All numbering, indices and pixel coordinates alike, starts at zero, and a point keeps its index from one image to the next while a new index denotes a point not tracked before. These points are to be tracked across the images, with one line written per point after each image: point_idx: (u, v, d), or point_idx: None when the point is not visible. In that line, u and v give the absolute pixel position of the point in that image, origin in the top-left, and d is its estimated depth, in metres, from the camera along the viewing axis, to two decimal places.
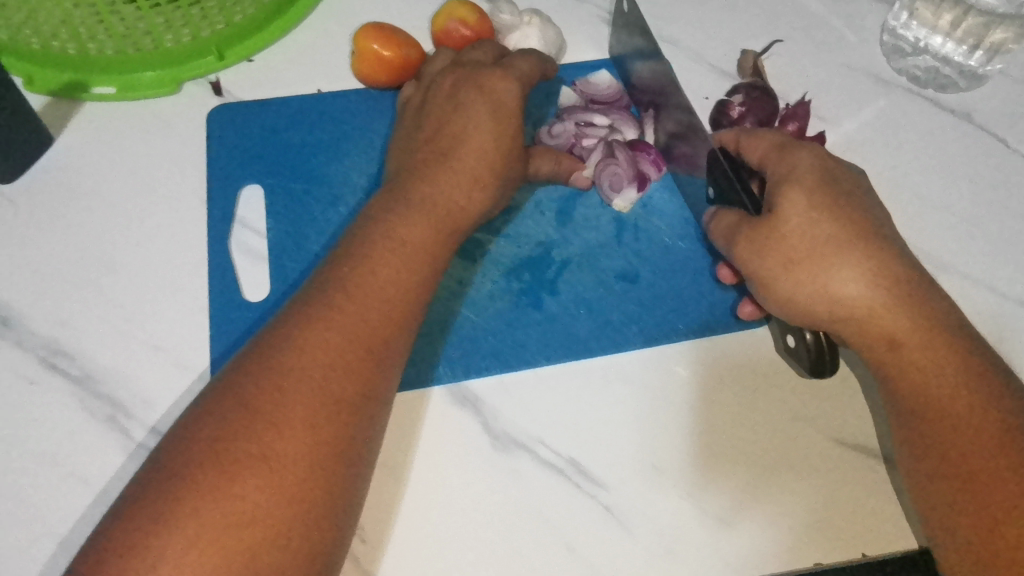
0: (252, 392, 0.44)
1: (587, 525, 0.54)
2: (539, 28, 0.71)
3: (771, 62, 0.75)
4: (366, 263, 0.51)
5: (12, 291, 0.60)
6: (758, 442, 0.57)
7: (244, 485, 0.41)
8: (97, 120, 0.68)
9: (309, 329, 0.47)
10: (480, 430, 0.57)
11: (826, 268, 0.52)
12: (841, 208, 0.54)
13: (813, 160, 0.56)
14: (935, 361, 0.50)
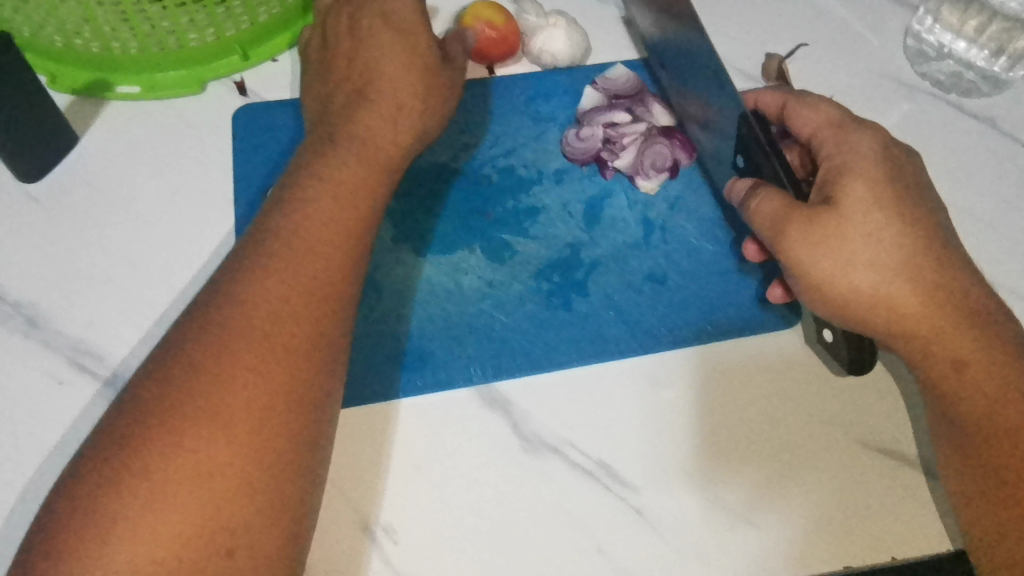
0: (187, 373, 0.43)
1: (617, 528, 0.54)
2: (565, 30, 0.72)
3: (795, 65, 0.75)
4: (320, 245, 0.50)
5: (39, 291, 0.59)
6: (776, 443, 0.57)
7: (178, 476, 0.40)
8: (121, 118, 0.68)
9: (241, 313, 0.46)
10: (445, 428, 0.56)
11: (885, 272, 0.51)
12: (902, 200, 0.52)
13: (873, 150, 0.54)
14: (1000, 381, 0.49)
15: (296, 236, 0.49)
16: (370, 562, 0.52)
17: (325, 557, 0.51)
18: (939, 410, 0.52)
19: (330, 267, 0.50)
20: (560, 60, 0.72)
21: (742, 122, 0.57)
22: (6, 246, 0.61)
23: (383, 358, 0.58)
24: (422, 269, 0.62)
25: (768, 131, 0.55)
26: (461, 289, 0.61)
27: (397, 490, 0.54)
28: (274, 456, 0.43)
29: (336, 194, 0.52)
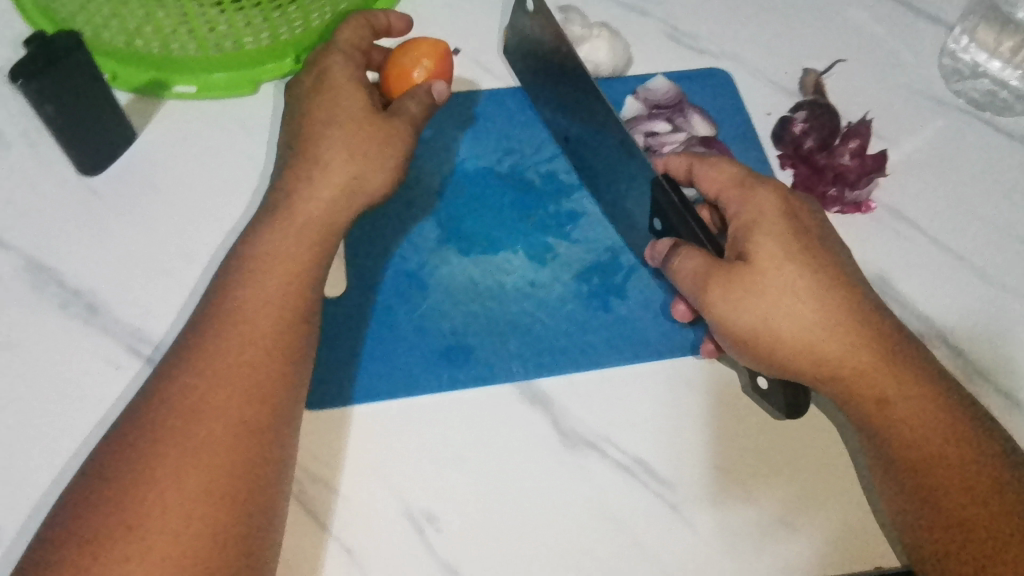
0: (155, 428, 0.46)
1: (654, 524, 0.54)
2: (609, 40, 0.74)
3: (831, 80, 0.77)
4: (267, 292, 0.53)
5: (97, 278, 0.60)
6: (741, 453, 0.57)
7: (156, 521, 0.43)
8: (178, 117, 0.70)
9: (224, 351, 0.50)
10: (392, 441, 0.56)
11: (806, 322, 0.52)
12: (810, 253, 0.54)
13: (777, 202, 0.56)
14: (920, 413, 0.51)
15: (257, 284, 0.53)
16: (414, 548, 0.53)
17: (369, 542, 0.52)
18: (870, 445, 0.53)
19: (297, 298, 0.53)
20: (603, 70, 0.74)
21: (655, 187, 0.57)
22: (64, 234, 0.62)
23: (429, 353, 0.60)
24: (467, 268, 0.64)
25: (677, 192, 0.56)
26: (504, 288, 0.63)
27: (440, 480, 0.55)
28: (240, 483, 0.46)
29: (298, 234, 0.55)
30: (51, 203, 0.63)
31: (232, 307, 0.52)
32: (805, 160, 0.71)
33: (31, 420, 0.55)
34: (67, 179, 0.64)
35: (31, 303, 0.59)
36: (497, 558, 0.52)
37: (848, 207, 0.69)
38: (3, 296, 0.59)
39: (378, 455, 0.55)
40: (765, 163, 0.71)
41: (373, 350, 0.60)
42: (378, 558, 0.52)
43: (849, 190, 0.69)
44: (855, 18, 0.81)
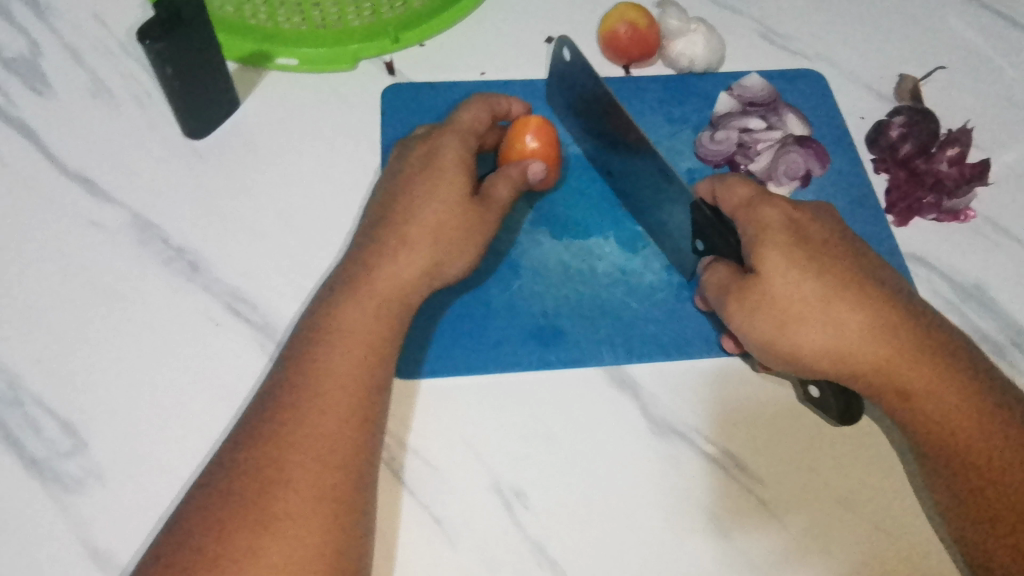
0: (271, 419, 0.48)
1: (743, 518, 0.54)
2: (705, 34, 0.74)
3: (928, 87, 0.76)
4: (364, 293, 0.53)
5: (201, 239, 0.62)
6: (817, 457, 0.56)
7: (290, 503, 0.45)
8: (279, 88, 0.71)
9: (325, 349, 0.50)
10: (467, 420, 0.56)
11: (824, 333, 0.52)
12: (818, 258, 0.53)
13: (780, 216, 0.55)
14: (946, 408, 0.51)
15: (364, 276, 0.53)
16: (504, 523, 0.53)
17: (458, 513, 0.53)
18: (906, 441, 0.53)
19: (393, 293, 0.53)
20: (697, 64, 0.74)
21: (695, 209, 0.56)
22: (172, 196, 0.64)
23: (522, 333, 0.60)
24: (559, 252, 0.64)
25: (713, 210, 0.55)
26: (595, 273, 0.63)
27: (531, 459, 0.55)
28: (353, 458, 0.47)
29: (399, 250, 0.54)
30: (162, 165, 0.65)
31: (360, 271, 0.54)
32: (902, 166, 0.70)
33: (132, 372, 0.56)
34: (173, 141, 0.66)
35: (137, 257, 0.61)
36: (591, 544, 0.53)
37: (945, 215, 0.68)
38: (109, 248, 0.61)
39: (468, 429, 0.56)
40: (859, 165, 0.70)
41: (462, 327, 0.60)
42: (468, 529, 0.53)
43: (947, 197, 0.68)
44: (954, 28, 0.80)
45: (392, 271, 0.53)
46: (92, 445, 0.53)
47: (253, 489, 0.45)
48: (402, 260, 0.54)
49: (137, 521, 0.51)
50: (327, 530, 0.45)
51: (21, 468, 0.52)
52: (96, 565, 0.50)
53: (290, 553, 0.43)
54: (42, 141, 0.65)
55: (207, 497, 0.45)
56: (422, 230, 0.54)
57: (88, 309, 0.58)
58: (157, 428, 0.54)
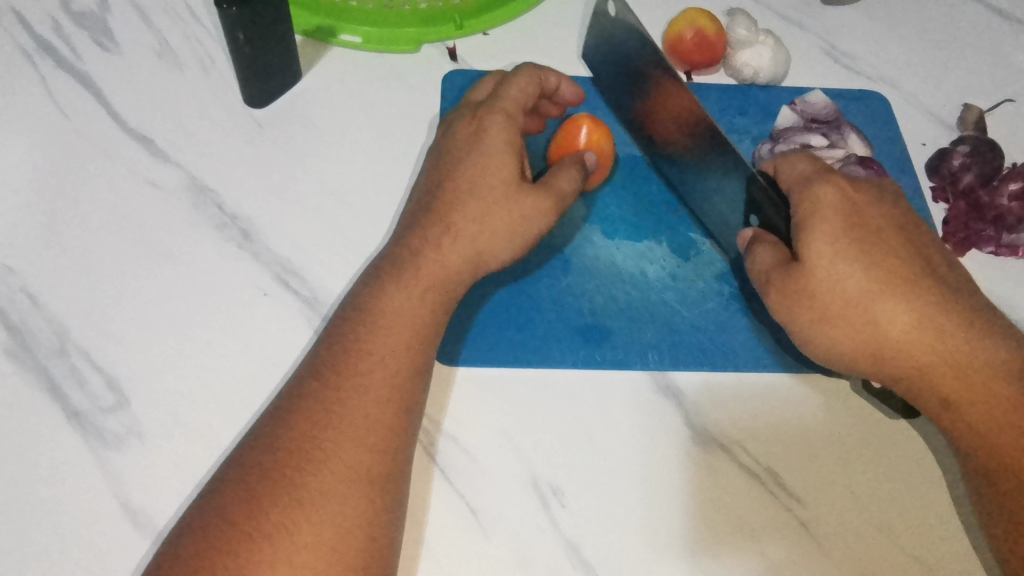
0: (307, 397, 0.47)
1: (778, 537, 0.53)
2: (772, 48, 0.73)
3: (993, 119, 0.74)
4: (410, 277, 0.52)
5: (254, 207, 0.63)
6: (858, 481, 0.55)
7: (323, 483, 0.44)
8: (341, 64, 0.71)
9: (375, 333, 0.50)
10: (504, 410, 0.56)
11: (867, 326, 0.50)
12: (869, 248, 0.51)
13: (837, 196, 0.53)
14: (992, 412, 0.48)
15: (409, 262, 0.53)
16: (537, 518, 0.52)
17: (494, 504, 0.53)
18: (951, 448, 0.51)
19: (441, 279, 0.53)
20: (761, 77, 0.73)
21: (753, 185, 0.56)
22: (228, 164, 0.65)
23: (569, 330, 0.60)
24: (610, 252, 0.63)
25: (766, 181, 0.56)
26: (647, 277, 0.62)
27: (569, 457, 0.54)
28: (392, 441, 0.47)
29: (445, 240, 0.53)
30: (222, 135, 0.67)
31: (405, 256, 0.53)
32: (963, 196, 0.69)
33: (178, 333, 0.57)
34: (234, 109, 0.68)
35: (190, 219, 0.62)
36: (620, 549, 0.52)
37: (1004, 250, 0.66)
38: (165, 209, 0.63)
39: (509, 420, 0.56)
40: (917, 192, 0.70)
41: (509, 318, 0.60)
42: (503, 521, 0.52)
43: (1006, 231, 0.66)
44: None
45: (439, 260, 0.53)
46: (133, 402, 0.54)
47: (287, 464, 0.44)
48: (445, 249, 0.53)
49: (174, 483, 0.52)
50: (362, 513, 0.44)
51: (63, 418, 0.53)
52: (130, 520, 0.50)
53: (323, 533, 0.43)
54: (109, 103, 0.68)
55: (245, 464, 0.45)
56: (471, 212, 0.54)
57: (141, 267, 0.60)
58: (197, 392, 0.55)
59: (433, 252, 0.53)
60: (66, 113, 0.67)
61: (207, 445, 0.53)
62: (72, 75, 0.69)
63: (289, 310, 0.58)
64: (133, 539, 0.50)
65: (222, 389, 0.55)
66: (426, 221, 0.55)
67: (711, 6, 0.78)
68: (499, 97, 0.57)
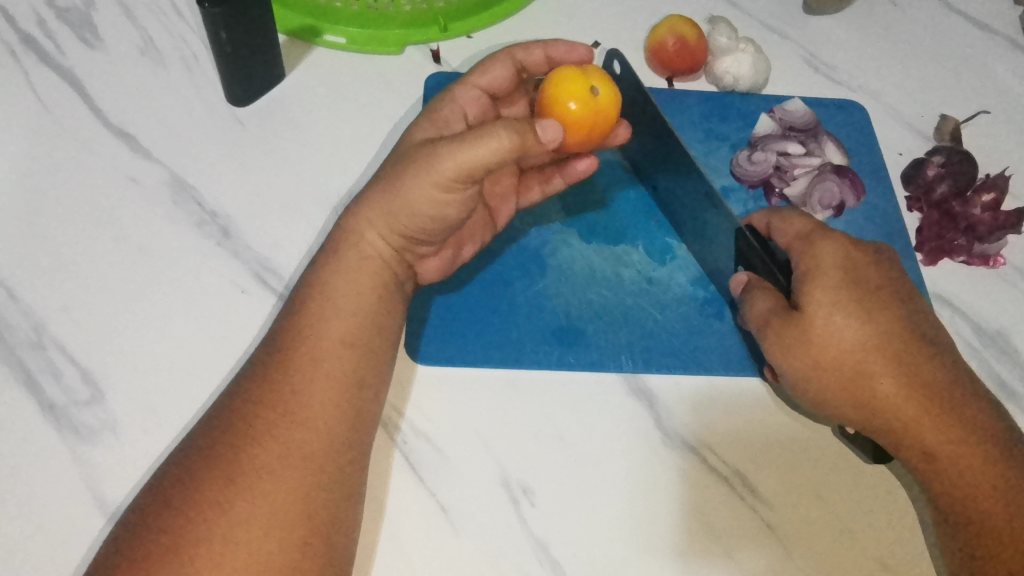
0: (259, 383, 0.48)
1: (745, 540, 0.54)
2: (753, 56, 0.73)
3: (970, 130, 0.75)
4: (354, 258, 0.51)
5: (235, 206, 0.64)
6: (824, 484, 0.56)
7: (302, 490, 0.44)
8: (326, 65, 0.72)
9: (333, 318, 0.49)
10: (480, 411, 0.57)
11: (861, 376, 0.51)
12: (866, 302, 0.52)
13: (838, 252, 0.53)
14: (971, 468, 0.48)
15: (366, 252, 0.51)
16: (508, 517, 0.53)
17: (465, 503, 0.53)
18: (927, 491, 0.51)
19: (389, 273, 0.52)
20: (741, 84, 0.74)
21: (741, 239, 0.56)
22: (208, 162, 0.66)
23: (543, 331, 0.60)
24: (587, 256, 0.64)
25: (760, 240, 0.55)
26: (621, 281, 0.63)
27: (540, 459, 0.55)
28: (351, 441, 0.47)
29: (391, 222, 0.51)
30: (203, 132, 0.67)
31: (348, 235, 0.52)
32: (936, 206, 0.69)
33: (154, 328, 0.58)
34: (216, 107, 0.68)
35: (170, 215, 0.63)
36: (581, 545, 0.53)
37: (975, 259, 0.68)
38: (145, 204, 0.63)
39: (483, 420, 0.56)
40: (892, 201, 0.70)
41: (485, 319, 0.61)
42: (472, 519, 0.53)
43: (978, 241, 0.67)
44: (1001, 74, 0.79)
45: (387, 240, 0.52)
46: (108, 395, 0.55)
47: (226, 448, 0.45)
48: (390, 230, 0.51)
49: (144, 477, 0.52)
50: (333, 515, 0.45)
51: (38, 411, 0.54)
52: (101, 514, 0.51)
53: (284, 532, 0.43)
54: (91, 97, 0.68)
55: (206, 458, 0.45)
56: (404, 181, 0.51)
57: (119, 261, 0.60)
58: (172, 387, 0.55)
59: (374, 232, 0.51)
60: (47, 107, 0.67)
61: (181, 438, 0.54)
62: (55, 70, 0.69)
63: (265, 306, 0.59)
64: (103, 532, 0.50)
65: (197, 384, 0.56)
66: None
67: (694, 13, 0.79)
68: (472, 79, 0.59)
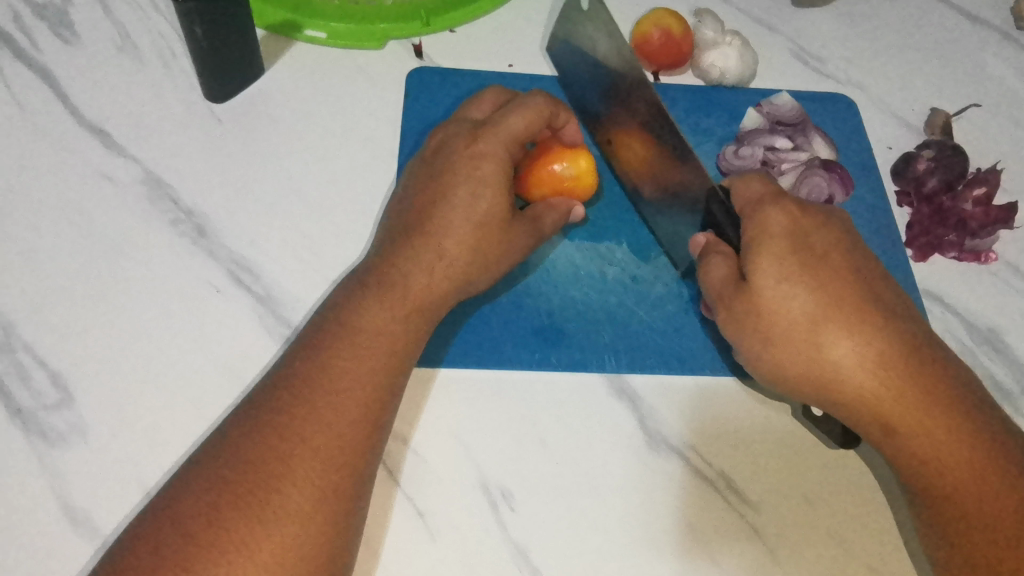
0: (278, 411, 0.45)
1: (731, 544, 0.53)
2: (740, 49, 0.72)
3: (961, 124, 0.74)
4: (398, 298, 0.51)
5: (211, 204, 0.63)
6: (812, 487, 0.55)
7: (291, 501, 0.42)
8: (305, 60, 0.70)
9: (341, 342, 0.48)
10: (461, 413, 0.55)
11: (814, 347, 0.50)
12: (815, 273, 0.51)
13: (785, 222, 0.53)
14: (935, 443, 0.48)
15: (398, 283, 0.51)
16: (487, 523, 0.52)
17: (442, 507, 0.52)
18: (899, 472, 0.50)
19: (427, 301, 0.52)
20: (728, 78, 0.73)
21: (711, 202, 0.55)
22: (186, 160, 0.64)
23: (525, 331, 0.59)
24: (570, 254, 0.63)
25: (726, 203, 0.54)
26: (605, 279, 0.62)
27: (523, 462, 0.54)
28: (357, 454, 0.45)
29: (437, 267, 0.52)
30: (179, 130, 0.66)
31: (391, 274, 0.52)
32: (927, 201, 0.68)
33: (129, 330, 0.56)
34: (194, 104, 0.67)
35: (145, 214, 0.62)
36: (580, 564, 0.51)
37: (966, 255, 0.66)
38: (119, 203, 0.62)
39: (462, 423, 0.55)
40: (880, 196, 0.69)
41: (469, 318, 0.59)
42: (450, 524, 0.52)
43: (970, 237, 0.66)
44: (992, 67, 0.78)
45: (426, 283, 0.52)
46: (78, 398, 0.53)
47: (250, 481, 0.42)
48: (437, 275, 0.52)
49: (116, 484, 0.51)
50: (327, 532, 0.42)
51: (6, 414, 0.53)
52: (70, 521, 0.49)
53: (281, 548, 0.40)
54: (66, 94, 0.67)
55: (195, 477, 0.43)
56: (447, 232, 0.53)
57: (94, 262, 0.59)
58: (146, 391, 0.54)
59: (419, 276, 0.52)
60: (21, 104, 0.66)
61: (153, 443, 0.52)
62: (29, 67, 0.68)
63: (242, 308, 0.58)
64: (71, 540, 0.49)
65: (172, 387, 0.54)
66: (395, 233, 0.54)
67: (680, 6, 0.77)
68: (508, 129, 0.55)
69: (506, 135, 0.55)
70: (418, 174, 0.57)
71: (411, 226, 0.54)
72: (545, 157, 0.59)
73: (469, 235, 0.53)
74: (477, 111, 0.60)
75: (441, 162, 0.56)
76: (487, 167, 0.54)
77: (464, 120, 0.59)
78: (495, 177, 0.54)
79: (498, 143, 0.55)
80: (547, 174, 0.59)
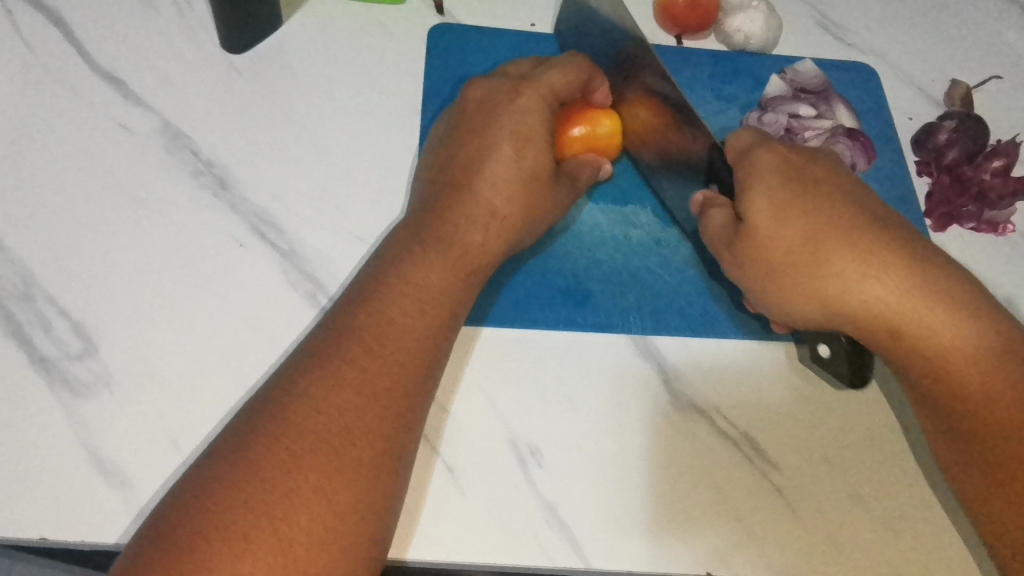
0: (339, 360, 0.44)
1: (758, 502, 0.53)
2: (765, 14, 0.72)
3: (982, 96, 0.74)
4: (453, 256, 0.51)
5: (232, 156, 0.61)
6: (832, 448, 0.55)
7: (358, 452, 0.41)
8: (325, 13, 0.69)
9: (392, 297, 0.47)
10: (494, 375, 0.55)
11: (801, 244, 0.50)
12: (774, 156, 0.54)
13: (734, 118, 0.56)
14: (903, 298, 0.48)
15: (452, 241, 0.51)
16: (518, 478, 0.52)
17: (472, 462, 0.52)
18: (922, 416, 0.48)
19: (472, 260, 0.51)
20: (753, 43, 0.72)
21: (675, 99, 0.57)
22: (204, 111, 0.63)
23: (554, 293, 0.59)
24: (597, 218, 0.63)
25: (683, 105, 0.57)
26: (631, 243, 0.62)
27: (554, 420, 0.54)
28: (403, 405, 0.44)
29: (490, 224, 0.53)
30: (197, 80, 0.64)
31: (442, 229, 0.51)
32: (947, 171, 0.69)
33: (153, 282, 0.55)
34: (210, 55, 0.65)
35: (165, 165, 0.60)
36: (617, 522, 0.51)
37: (984, 226, 0.67)
38: (139, 153, 0.61)
39: (492, 381, 0.55)
40: (901, 166, 0.70)
41: (495, 277, 0.60)
42: (481, 478, 0.52)
43: (988, 208, 0.66)
44: (1012, 40, 0.78)
45: (481, 241, 0.52)
46: (104, 350, 0.53)
47: (315, 430, 0.41)
48: (491, 234, 0.52)
49: (145, 434, 0.50)
50: (382, 484, 0.42)
51: (27, 364, 0.52)
52: (98, 471, 0.49)
53: (343, 497, 0.40)
54: (79, 40, 0.65)
55: (246, 426, 0.41)
56: (491, 184, 0.53)
57: (114, 213, 0.58)
58: (175, 341, 0.53)
59: (475, 231, 0.52)
60: (33, 50, 0.64)
61: (181, 394, 0.52)
62: (39, 12, 0.66)
63: (268, 262, 0.57)
64: (100, 489, 0.48)
65: (200, 340, 0.54)
66: (436, 194, 0.54)
67: None
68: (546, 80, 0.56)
69: (546, 89, 0.56)
70: (462, 128, 0.56)
71: (451, 188, 0.54)
72: (570, 117, 0.59)
73: (517, 191, 0.53)
74: (514, 69, 0.60)
75: (484, 118, 0.56)
76: (530, 117, 0.55)
77: (504, 76, 0.59)
78: (538, 133, 0.55)
79: (539, 99, 0.56)
80: (578, 133, 0.59)
